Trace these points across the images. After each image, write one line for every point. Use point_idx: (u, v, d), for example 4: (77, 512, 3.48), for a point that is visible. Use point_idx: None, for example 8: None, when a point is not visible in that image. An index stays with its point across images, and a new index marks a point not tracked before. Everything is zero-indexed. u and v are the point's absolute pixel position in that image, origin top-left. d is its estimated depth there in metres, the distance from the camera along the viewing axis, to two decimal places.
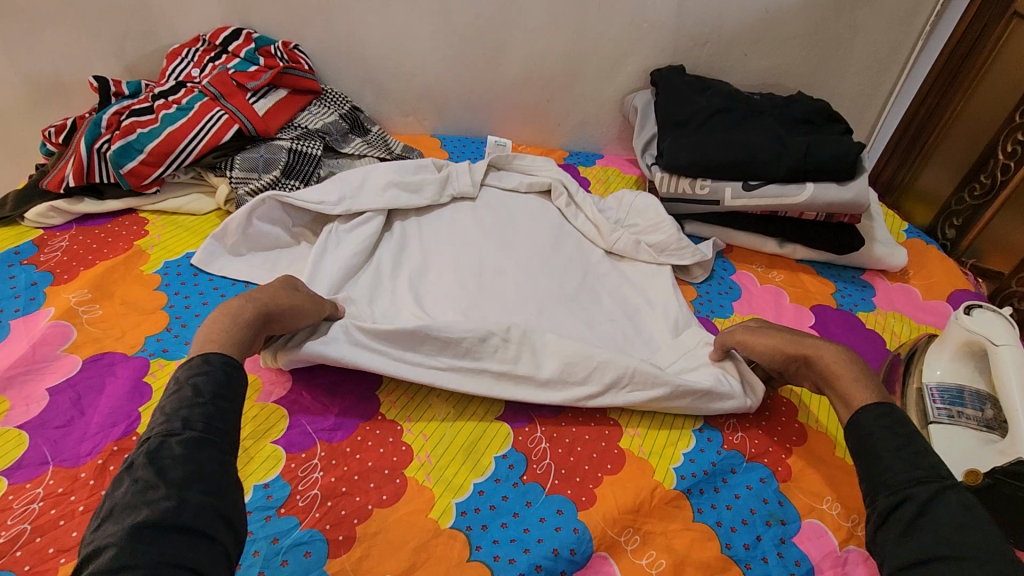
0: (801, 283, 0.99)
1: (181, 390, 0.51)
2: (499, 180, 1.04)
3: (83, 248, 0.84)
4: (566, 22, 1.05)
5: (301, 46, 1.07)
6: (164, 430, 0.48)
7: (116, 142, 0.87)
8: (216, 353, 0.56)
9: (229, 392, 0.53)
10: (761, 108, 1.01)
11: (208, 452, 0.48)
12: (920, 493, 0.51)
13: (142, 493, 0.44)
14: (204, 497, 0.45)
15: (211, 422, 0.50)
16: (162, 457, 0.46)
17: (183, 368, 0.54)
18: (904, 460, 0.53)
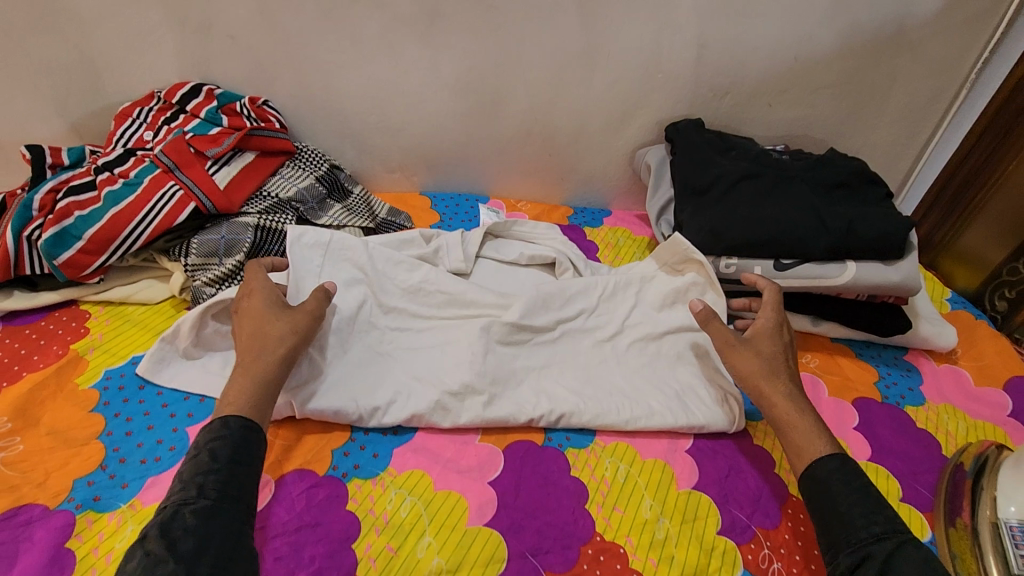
0: (839, 369, 0.88)
1: (198, 457, 0.54)
2: (498, 251, 0.93)
3: (8, 357, 0.71)
4: (570, 74, 0.94)
5: (271, 101, 0.95)
6: (179, 499, 0.51)
7: (48, 229, 0.74)
8: (235, 416, 0.58)
9: (246, 457, 0.56)
10: (791, 170, 0.90)
11: (220, 522, 0.50)
12: (879, 552, 0.53)
13: (151, 567, 0.46)
14: (211, 570, 0.47)
15: (224, 490, 0.52)
16: (176, 527, 0.49)
17: (202, 432, 0.57)
18: (863, 517, 0.56)
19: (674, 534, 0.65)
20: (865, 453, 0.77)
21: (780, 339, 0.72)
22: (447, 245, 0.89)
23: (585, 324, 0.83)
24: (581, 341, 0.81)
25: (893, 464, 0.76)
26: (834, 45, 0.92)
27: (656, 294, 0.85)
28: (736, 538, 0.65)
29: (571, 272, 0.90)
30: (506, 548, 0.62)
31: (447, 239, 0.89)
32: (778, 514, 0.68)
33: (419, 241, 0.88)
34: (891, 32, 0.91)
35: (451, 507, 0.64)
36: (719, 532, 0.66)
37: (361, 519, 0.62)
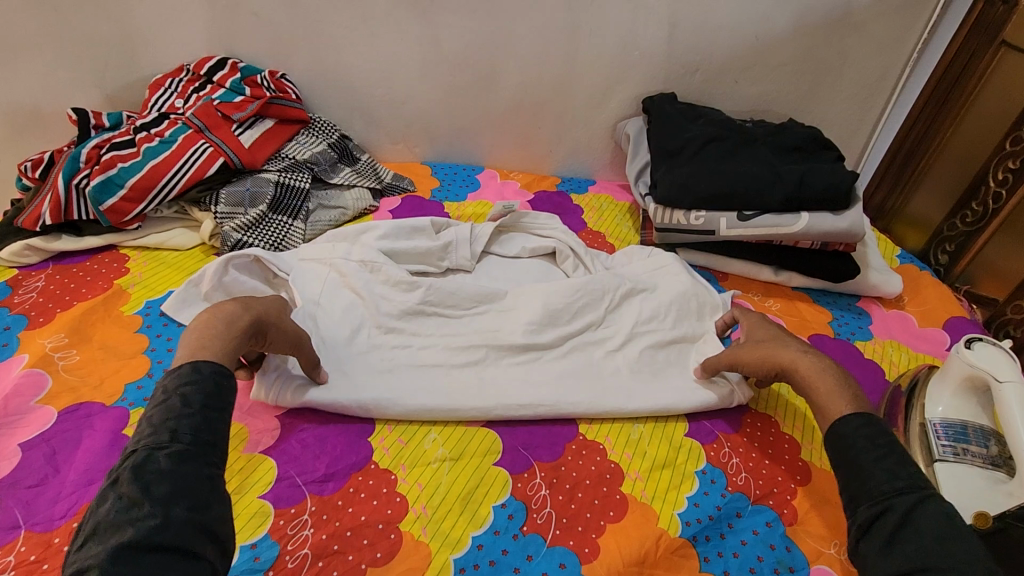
0: (798, 312, 0.98)
1: (168, 401, 0.50)
2: (503, 246, 0.98)
3: (60, 288, 0.81)
4: (557, 50, 1.05)
5: (288, 75, 1.05)
6: (150, 443, 0.47)
7: (95, 177, 0.84)
8: (207, 362, 0.54)
9: (219, 403, 0.52)
10: (755, 136, 1.01)
11: (193, 468, 0.47)
12: (900, 504, 0.52)
13: (127, 510, 0.44)
14: (188, 512, 0.45)
15: (198, 435, 0.49)
16: (149, 471, 0.46)
17: (171, 377, 0.53)
18: (886, 472, 0.54)
19: (647, 435, 0.75)
20: None
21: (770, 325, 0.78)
22: (455, 241, 0.93)
23: (595, 336, 0.84)
24: (591, 353, 0.83)
25: None
26: (791, 26, 1.04)
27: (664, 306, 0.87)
28: (701, 440, 0.75)
29: (573, 261, 0.95)
30: (501, 443, 0.71)
31: (455, 235, 0.93)
32: (738, 422, 0.78)
33: (429, 231, 0.92)
34: (842, 13, 1.02)
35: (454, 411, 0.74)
36: (687, 435, 0.75)
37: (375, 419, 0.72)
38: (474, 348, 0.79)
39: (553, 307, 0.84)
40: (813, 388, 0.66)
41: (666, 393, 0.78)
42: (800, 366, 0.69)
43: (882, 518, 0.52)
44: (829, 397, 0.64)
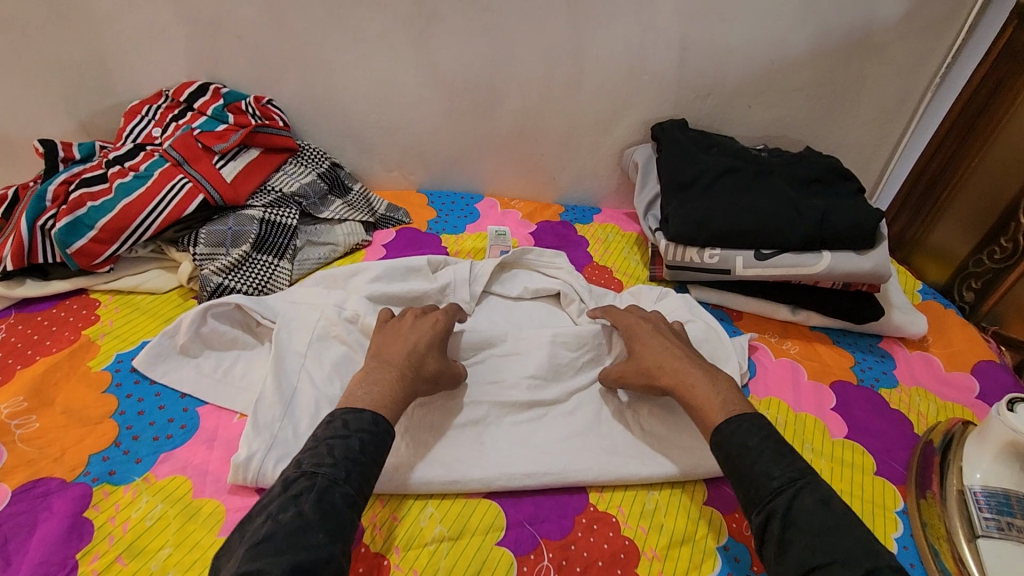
0: (818, 355, 0.92)
1: (351, 442, 0.58)
2: (505, 286, 0.91)
3: (22, 341, 0.74)
4: (561, 75, 0.98)
5: (275, 100, 0.98)
6: (331, 475, 0.55)
7: (62, 218, 0.77)
8: (385, 417, 0.62)
9: (379, 459, 0.60)
10: (772, 168, 0.95)
11: (354, 513, 0.55)
12: (779, 507, 0.57)
13: (302, 531, 0.51)
14: (342, 554, 0.52)
15: (363, 484, 0.57)
16: (326, 502, 0.53)
17: (354, 415, 0.61)
18: (763, 474, 0.59)
19: (663, 504, 0.69)
20: (841, 431, 0.81)
21: (650, 334, 0.77)
22: (455, 283, 0.86)
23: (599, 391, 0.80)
24: (598, 409, 0.78)
25: (868, 440, 0.80)
26: (809, 49, 0.98)
27: None
28: (721, 509, 0.69)
29: (578, 304, 0.88)
30: (505, 517, 0.66)
31: (455, 276, 0.87)
32: None
33: (426, 270, 0.86)
34: (863, 37, 0.96)
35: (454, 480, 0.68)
36: (706, 504, 0.70)
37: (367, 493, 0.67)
38: (474, 406, 0.75)
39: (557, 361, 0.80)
40: (688, 389, 0.69)
41: (683, 456, 0.72)
42: (676, 368, 0.72)
43: (770, 524, 0.57)
44: (702, 393, 0.68)
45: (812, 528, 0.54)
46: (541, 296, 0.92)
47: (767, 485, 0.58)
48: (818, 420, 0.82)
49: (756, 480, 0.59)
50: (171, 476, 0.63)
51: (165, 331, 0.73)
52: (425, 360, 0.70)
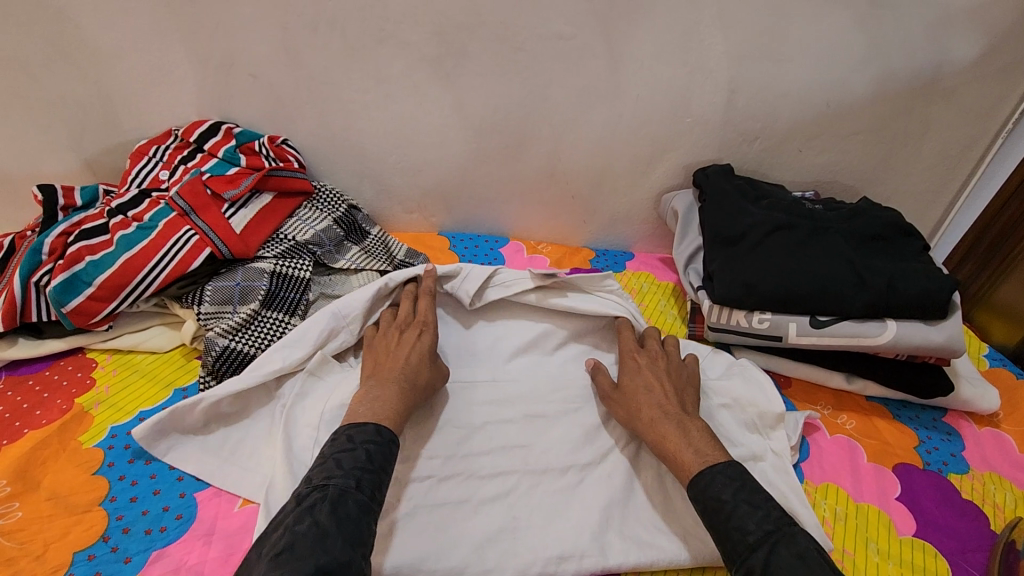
0: (878, 432, 0.83)
1: (358, 452, 0.56)
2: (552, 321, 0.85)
3: (10, 411, 0.68)
4: (597, 116, 0.91)
5: (290, 140, 0.92)
6: (341, 484, 0.53)
7: (58, 275, 0.71)
8: (388, 428, 0.60)
9: (389, 470, 0.58)
10: (828, 222, 0.86)
11: (369, 522, 0.52)
12: (757, 562, 0.53)
13: (321, 540, 0.48)
14: (363, 562, 0.49)
15: (376, 491, 0.55)
16: (341, 510, 0.51)
17: (357, 429, 0.59)
18: (737, 529, 0.56)
19: None
20: (909, 528, 0.72)
21: (642, 373, 0.75)
22: (468, 271, 0.83)
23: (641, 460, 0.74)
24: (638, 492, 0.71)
25: (940, 539, 0.71)
26: (869, 92, 0.89)
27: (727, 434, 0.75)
28: None
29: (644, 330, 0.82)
30: None
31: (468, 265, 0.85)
32: None
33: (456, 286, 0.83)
34: (929, 80, 0.88)
35: None
36: None
37: None
38: (503, 476, 0.70)
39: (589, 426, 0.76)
40: (658, 440, 0.67)
41: None
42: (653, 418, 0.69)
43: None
44: (671, 448, 0.65)
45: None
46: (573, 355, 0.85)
47: (743, 539, 0.55)
48: (882, 512, 0.73)
49: (732, 533, 0.56)
50: None
51: (174, 409, 0.65)
52: (420, 371, 0.68)
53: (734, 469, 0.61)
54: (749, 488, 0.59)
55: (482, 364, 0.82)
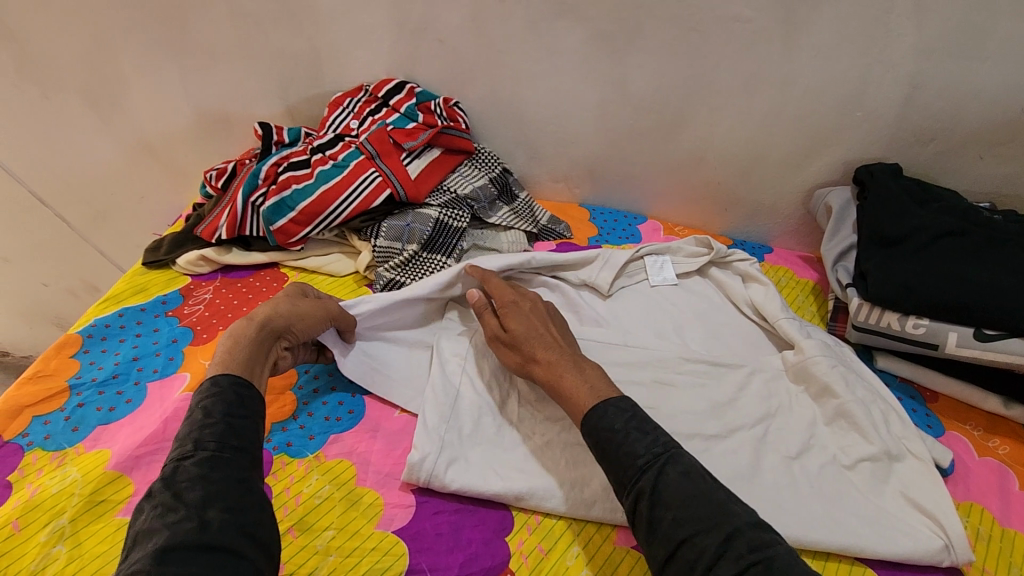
0: None
1: (192, 415, 0.52)
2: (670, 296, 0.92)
3: (224, 304, 0.82)
4: (759, 103, 0.91)
5: (461, 103, 1.01)
6: (177, 455, 0.49)
7: (270, 198, 0.85)
8: (222, 375, 0.56)
9: (238, 413, 0.53)
10: (1008, 233, 0.80)
11: (225, 470, 0.48)
12: (646, 485, 0.53)
13: (162, 516, 0.45)
14: (224, 514, 0.45)
15: (223, 440, 0.50)
16: (178, 480, 0.47)
17: (196, 393, 0.55)
18: (628, 454, 0.55)
19: None
20: None
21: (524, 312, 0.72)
22: (606, 258, 0.91)
23: (766, 437, 0.75)
24: (767, 459, 0.73)
25: None
26: None
27: (843, 432, 0.75)
28: None
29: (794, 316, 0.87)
30: None
31: (602, 251, 0.92)
32: None
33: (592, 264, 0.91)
34: None
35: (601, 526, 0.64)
36: None
37: (515, 513, 0.65)
38: None
39: (717, 399, 0.78)
40: (556, 379, 0.65)
41: (872, 534, 0.65)
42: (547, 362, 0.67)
43: (639, 504, 0.53)
44: (570, 384, 0.64)
45: (676, 500, 0.51)
46: (709, 332, 0.88)
47: (632, 464, 0.54)
48: None
49: (619, 458, 0.55)
50: (339, 458, 0.67)
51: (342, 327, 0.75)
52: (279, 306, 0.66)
53: (627, 402, 0.60)
54: (639, 418, 0.58)
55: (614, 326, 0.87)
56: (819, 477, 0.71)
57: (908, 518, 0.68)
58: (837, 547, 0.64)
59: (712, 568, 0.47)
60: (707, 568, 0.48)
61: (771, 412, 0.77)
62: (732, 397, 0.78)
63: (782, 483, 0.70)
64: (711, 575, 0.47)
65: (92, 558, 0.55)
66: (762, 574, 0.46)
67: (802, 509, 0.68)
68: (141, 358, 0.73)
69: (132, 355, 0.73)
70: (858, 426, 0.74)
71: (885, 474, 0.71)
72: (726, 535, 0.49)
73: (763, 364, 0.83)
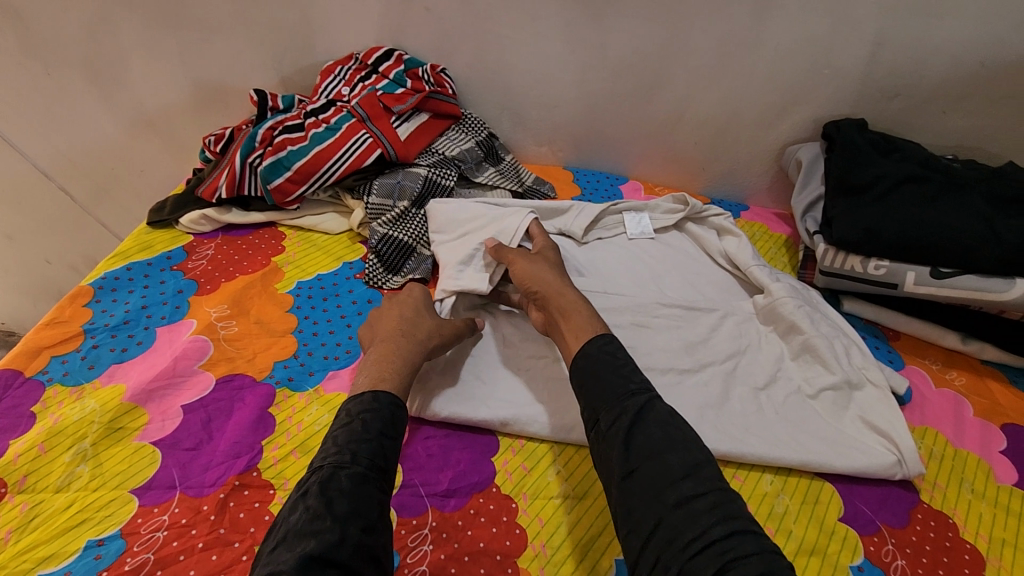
0: (989, 393, 0.82)
1: (353, 424, 0.58)
2: (646, 247, 0.97)
3: (225, 259, 0.87)
4: (732, 64, 0.96)
5: (448, 70, 1.05)
6: (335, 461, 0.54)
7: (267, 158, 0.89)
8: (386, 392, 0.62)
9: (388, 434, 0.59)
10: (965, 178, 0.84)
11: (370, 489, 0.53)
12: (632, 407, 0.59)
13: (310, 523, 0.49)
14: (360, 533, 0.50)
15: (374, 460, 0.55)
16: (332, 489, 0.52)
17: (355, 402, 0.61)
18: (622, 378, 0.62)
19: (794, 510, 0.67)
20: (1011, 478, 0.72)
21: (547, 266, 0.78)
22: (580, 209, 0.97)
23: (736, 370, 0.80)
24: (735, 388, 0.78)
25: None
26: None
27: (812, 367, 0.80)
28: (859, 528, 0.66)
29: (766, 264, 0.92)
30: None
31: (577, 204, 0.98)
32: (906, 517, 0.67)
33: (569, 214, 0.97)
34: None
35: (580, 447, 0.70)
36: (842, 520, 0.66)
37: (500, 438, 0.70)
38: None
39: (690, 338, 0.83)
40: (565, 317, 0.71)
41: (829, 453, 0.71)
42: (543, 296, 0.74)
43: (620, 420, 0.58)
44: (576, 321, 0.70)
45: (658, 425, 0.57)
46: (685, 279, 0.93)
47: (626, 386, 0.61)
48: (982, 461, 0.74)
49: (609, 388, 0.61)
50: (337, 392, 0.71)
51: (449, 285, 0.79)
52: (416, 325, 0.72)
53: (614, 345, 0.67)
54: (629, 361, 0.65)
55: (595, 275, 0.91)
56: (784, 405, 0.77)
57: (865, 440, 0.73)
58: (797, 463, 0.69)
59: (674, 483, 0.53)
60: (670, 482, 0.53)
61: (741, 349, 0.83)
62: (705, 337, 0.84)
63: (748, 410, 0.76)
64: (673, 487, 0.52)
65: (113, 476, 0.60)
66: (720, 497, 0.51)
67: (766, 433, 0.73)
68: (149, 307, 0.78)
69: (141, 304, 0.78)
70: (821, 358, 0.79)
71: (849, 404, 0.76)
72: (695, 461, 0.55)
73: (736, 308, 0.88)
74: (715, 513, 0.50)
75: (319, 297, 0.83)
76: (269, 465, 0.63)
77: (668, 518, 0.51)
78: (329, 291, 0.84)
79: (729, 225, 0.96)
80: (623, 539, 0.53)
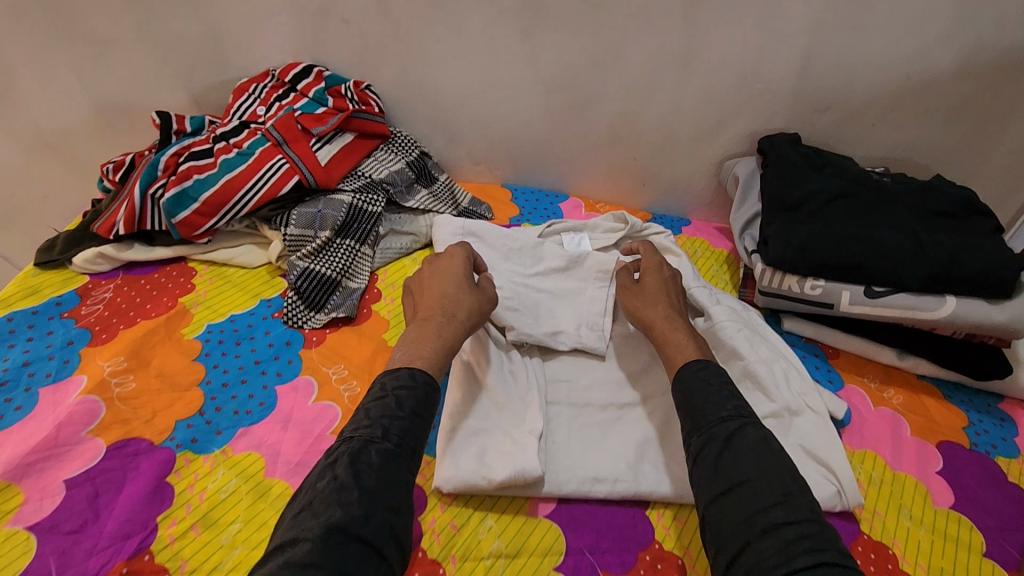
0: (925, 410, 0.83)
1: (387, 399, 0.55)
2: None
3: (125, 302, 0.79)
4: (666, 79, 0.93)
5: (373, 86, 0.99)
6: (367, 435, 0.52)
7: (170, 189, 0.81)
8: (420, 370, 0.59)
9: (423, 412, 0.56)
10: (895, 194, 0.86)
11: (399, 468, 0.51)
12: (721, 432, 0.57)
13: (337, 494, 0.47)
14: (386, 512, 0.48)
15: (405, 437, 0.53)
16: (363, 461, 0.50)
17: (389, 376, 0.58)
18: (712, 404, 0.60)
19: None
20: (946, 500, 0.72)
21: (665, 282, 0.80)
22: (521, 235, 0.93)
23: None
24: None
25: (977, 514, 0.71)
26: (953, 65, 0.86)
27: (753, 393, 0.78)
28: None
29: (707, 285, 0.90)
30: (564, 542, 0.62)
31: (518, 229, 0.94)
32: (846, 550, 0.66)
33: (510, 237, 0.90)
34: (1020, 58, 0.85)
35: (513, 499, 0.66)
36: None
37: (428, 494, 0.65)
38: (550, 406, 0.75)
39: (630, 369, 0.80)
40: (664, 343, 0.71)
41: None
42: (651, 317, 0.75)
43: (710, 444, 0.56)
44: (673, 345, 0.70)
45: (753, 453, 0.55)
46: None
47: (716, 412, 0.59)
48: (919, 483, 0.73)
49: (700, 414, 0.60)
50: (247, 452, 0.65)
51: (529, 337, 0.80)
52: (459, 303, 0.68)
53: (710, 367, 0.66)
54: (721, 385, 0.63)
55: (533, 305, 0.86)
56: None
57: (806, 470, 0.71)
58: None
59: (764, 510, 0.50)
60: (760, 508, 0.50)
61: None
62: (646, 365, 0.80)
63: None
64: (763, 514, 0.50)
65: None
66: (813, 527, 0.49)
67: None
68: (32, 364, 0.70)
69: (22, 360, 0.70)
70: (762, 386, 0.77)
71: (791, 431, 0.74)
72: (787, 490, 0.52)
73: None
74: (806, 544, 0.47)
75: (232, 342, 0.76)
76: (165, 544, 0.56)
77: (756, 543, 0.48)
78: (243, 335, 0.77)
79: (669, 244, 0.94)
80: (709, 558, 0.52)
